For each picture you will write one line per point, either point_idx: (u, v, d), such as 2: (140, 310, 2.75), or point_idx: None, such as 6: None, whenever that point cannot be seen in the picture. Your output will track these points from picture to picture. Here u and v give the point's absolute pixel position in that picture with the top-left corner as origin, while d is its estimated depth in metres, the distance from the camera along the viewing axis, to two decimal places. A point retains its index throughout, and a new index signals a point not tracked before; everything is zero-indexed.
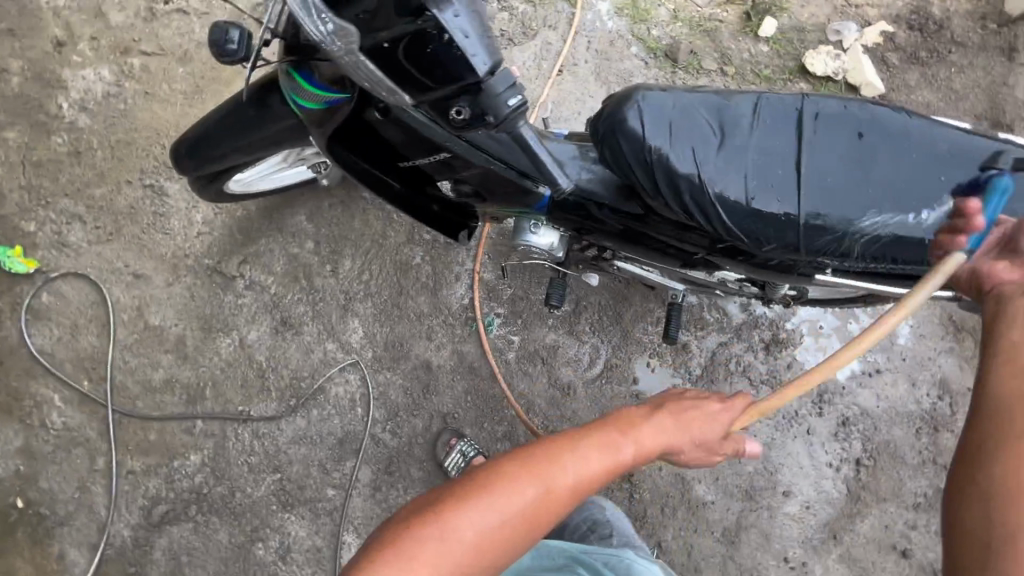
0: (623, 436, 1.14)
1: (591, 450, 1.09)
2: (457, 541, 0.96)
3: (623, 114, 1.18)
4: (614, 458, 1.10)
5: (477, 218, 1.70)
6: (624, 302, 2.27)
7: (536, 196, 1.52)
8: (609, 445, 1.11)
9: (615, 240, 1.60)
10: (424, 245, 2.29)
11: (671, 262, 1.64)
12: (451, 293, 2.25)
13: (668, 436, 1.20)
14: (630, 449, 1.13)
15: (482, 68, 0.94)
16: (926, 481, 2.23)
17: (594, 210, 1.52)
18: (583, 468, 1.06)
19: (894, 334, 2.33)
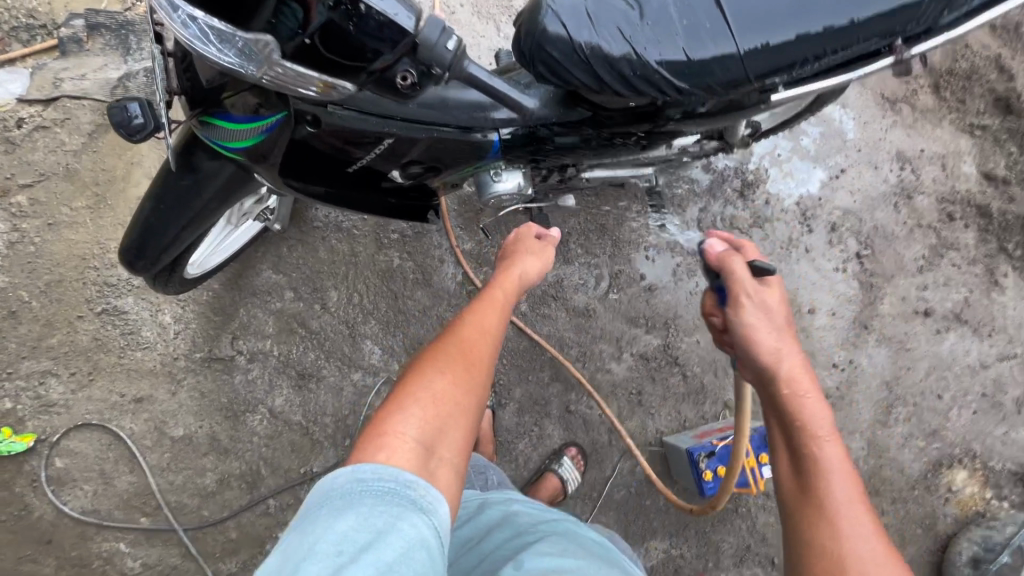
0: (491, 291, 1.51)
1: (478, 308, 1.44)
2: (417, 401, 1.21)
3: (541, 23, 1.17)
4: (495, 307, 1.46)
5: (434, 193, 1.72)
6: (601, 211, 2.32)
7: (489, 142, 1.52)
8: (486, 303, 1.47)
9: (576, 153, 1.62)
10: (397, 246, 2.29)
11: (632, 150, 1.67)
12: (444, 275, 2.28)
13: (521, 268, 1.60)
14: (498, 291, 1.52)
15: (409, 24, 0.87)
16: (919, 244, 2.41)
17: (546, 134, 1.54)
18: (480, 323, 1.40)
19: (840, 133, 2.46)
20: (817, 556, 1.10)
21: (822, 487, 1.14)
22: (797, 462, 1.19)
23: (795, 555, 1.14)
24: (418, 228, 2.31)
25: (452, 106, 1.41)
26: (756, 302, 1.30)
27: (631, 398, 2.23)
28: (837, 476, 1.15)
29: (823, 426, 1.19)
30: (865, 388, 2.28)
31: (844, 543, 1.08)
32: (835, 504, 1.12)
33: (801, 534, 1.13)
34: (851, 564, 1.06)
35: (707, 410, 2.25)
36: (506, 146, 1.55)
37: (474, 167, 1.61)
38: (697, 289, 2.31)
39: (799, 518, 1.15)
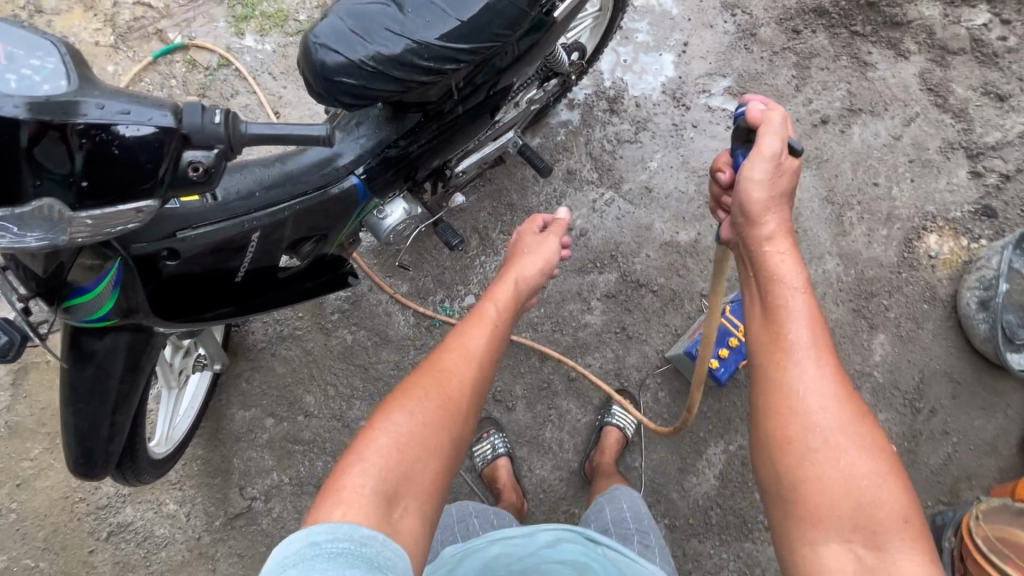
0: (482, 312, 1.61)
1: (467, 335, 1.52)
2: (378, 447, 1.22)
3: (319, 60, 1.20)
4: (479, 330, 1.55)
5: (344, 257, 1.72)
6: (501, 192, 2.36)
7: (352, 187, 1.53)
8: (475, 324, 1.57)
9: (435, 153, 1.64)
10: (344, 324, 2.29)
11: (482, 126, 1.70)
12: (398, 325, 2.28)
13: (517, 272, 1.77)
14: (489, 312, 1.62)
15: (168, 120, 0.96)
16: (785, 68, 2.49)
17: (397, 153, 1.56)
18: (461, 350, 1.48)
19: (665, 14, 2.56)
20: (786, 421, 1.21)
21: (791, 352, 1.26)
22: (768, 328, 1.31)
23: (762, 412, 1.26)
24: (352, 297, 2.31)
25: (299, 176, 1.46)
26: (772, 161, 1.37)
27: (620, 337, 2.23)
28: (804, 325, 1.28)
29: (796, 292, 1.33)
30: (811, 213, 2.33)
31: (803, 396, 1.22)
32: (799, 370, 1.24)
33: (770, 385, 1.26)
34: (808, 433, 1.19)
35: (690, 309, 2.26)
36: (370, 181, 1.55)
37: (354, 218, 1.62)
38: (622, 211, 2.36)
39: (767, 382, 1.26)
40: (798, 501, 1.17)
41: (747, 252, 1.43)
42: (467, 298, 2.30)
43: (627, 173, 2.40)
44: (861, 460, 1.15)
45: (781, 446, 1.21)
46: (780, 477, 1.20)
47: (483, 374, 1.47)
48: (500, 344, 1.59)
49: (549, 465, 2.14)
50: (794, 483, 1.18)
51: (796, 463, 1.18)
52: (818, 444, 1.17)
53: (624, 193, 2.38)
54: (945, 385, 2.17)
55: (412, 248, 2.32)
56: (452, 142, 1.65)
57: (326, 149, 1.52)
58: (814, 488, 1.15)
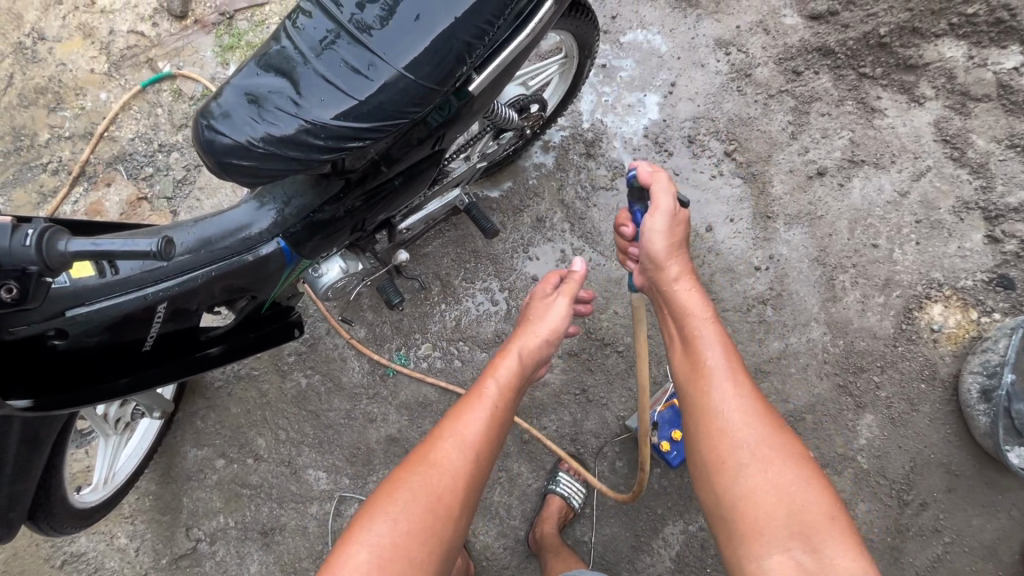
0: (480, 394, 1.62)
1: (459, 425, 1.54)
2: (358, 561, 1.30)
3: (212, 141, 1.17)
4: (474, 417, 1.56)
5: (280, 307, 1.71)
6: (466, 238, 2.28)
7: (274, 252, 1.47)
8: (470, 409, 1.58)
9: (367, 215, 1.57)
10: (299, 367, 2.25)
11: (421, 187, 1.62)
12: (352, 370, 2.23)
13: (521, 344, 1.75)
14: (487, 394, 1.62)
15: None
16: (781, 113, 2.29)
17: (326, 217, 1.50)
18: (454, 445, 1.50)
19: (652, 51, 2.40)
20: (717, 449, 1.33)
21: (710, 383, 1.42)
22: (693, 365, 1.47)
23: (696, 443, 1.39)
24: (309, 339, 2.27)
25: (214, 242, 1.42)
26: (666, 216, 1.53)
27: (578, 398, 2.10)
28: (714, 350, 1.46)
29: (709, 328, 1.50)
30: (799, 275, 2.13)
31: (725, 423, 1.35)
32: (720, 399, 1.38)
33: (701, 419, 1.40)
34: (735, 454, 1.30)
35: (657, 374, 2.11)
36: (296, 245, 1.50)
37: (284, 280, 1.58)
38: (592, 263, 2.23)
39: (697, 416, 1.41)
40: (741, 515, 1.24)
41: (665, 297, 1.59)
42: (424, 346, 2.23)
43: (599, 223, 2.27)
44: (785, 469, 1.26)
45: (718, 476, 1.31)
46: (725, 502, 1.28)
47: (479, 458, 1.51)
48: (498, 426, 1.59)
49: (495, 531, 2.04)
50: (734, 504, 1.26)
51: (734, 488, 1.27)
52: (746, 462, 1.28)
53: (596, 244, 2.25)
54: (939, 477, 1.94)
55: (372, 292, 2.27)
56: (386, 203, 1.57)
57: (244, 211, 1.48)
58: (751, 505, 1.24)
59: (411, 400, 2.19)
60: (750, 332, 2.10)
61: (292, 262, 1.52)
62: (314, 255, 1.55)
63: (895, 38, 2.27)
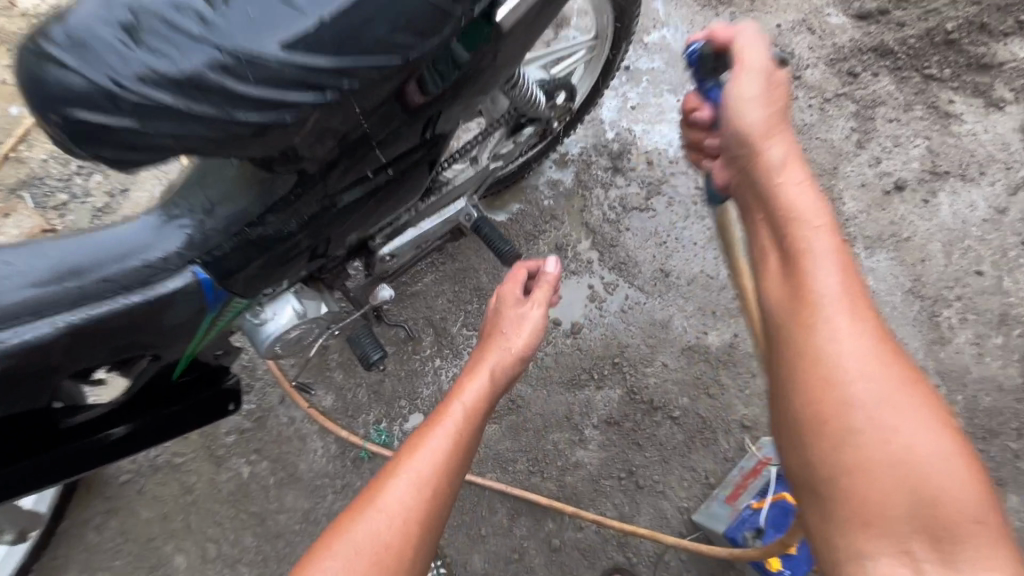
0: (429, 434, 0.95)
1: (391, 484, 0.88)
2: None
3: (50, 85, 0.68)
4: (417, 464, 0.90)
5: (213, 363, 1.23)
6: (466, 272, 1.79)
7: (192, 287, 0.99)
8: (413, 452, 0.93)
9: (335, 229, 1.09)
10: (242, 449, 1.66)
11: (414, 192, 1.15)
12: (314, 453, 1.64)
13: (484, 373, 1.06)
14: (438, 436, 0.95)
15: None
16: (841, 118, 1.92)
17: (273, 234, 1.02)
18: (379, 516, 0.84)
19: (682, 51, 2.04)
20: (826, 419, 0.79)
21: (821, 312, 0.82)
22: (779, 282, 0.88)
23: (791, 407, 0.82)
24: (257, 411, 1.69)
25: (91, 271, 0.93)
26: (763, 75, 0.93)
27: (623, 484, 1.56)
28: (828, 262, 0.85)
29: (820, 222, 0.87)
30: (891, 311, 1.69)
31: (842, 372, 0.79)
32: (835, 341, 0.81)
33: (803, 367, 0.82)
34: (853, 427, 0.77)
35: (726, 446, 1.58)
36: (224, 274, 1.01)
37: (207, 329, 1.08)
38: (629, 301, 1.75)
39: (796, 365, 0.83)
40: (851, 522, 0.76)
41: (738, 184, 0.97)
42: (413, 416, 1.67)
43: (635, 251, 1.80)
44: (926, 441, 0.75)
45: (827, 463, 0.78)
46: (828, 503, 0.78)
47: (428, 521, 0.87)
48: (454, 479, 0.92)
49: None
50: (843, 503, 0.76)
51: (841, 482, 0.77)
52: (871, 438, 0.76)
53: (632, 277, 1.77)
54: None
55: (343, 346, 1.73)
56: (363, 214, 1.10)
57: (142, 227, 0.99)
58: (869, 508, 0.75)
59: None
60: None
61: (221, 303, 1.04)
62: (255, 289, 1.07)
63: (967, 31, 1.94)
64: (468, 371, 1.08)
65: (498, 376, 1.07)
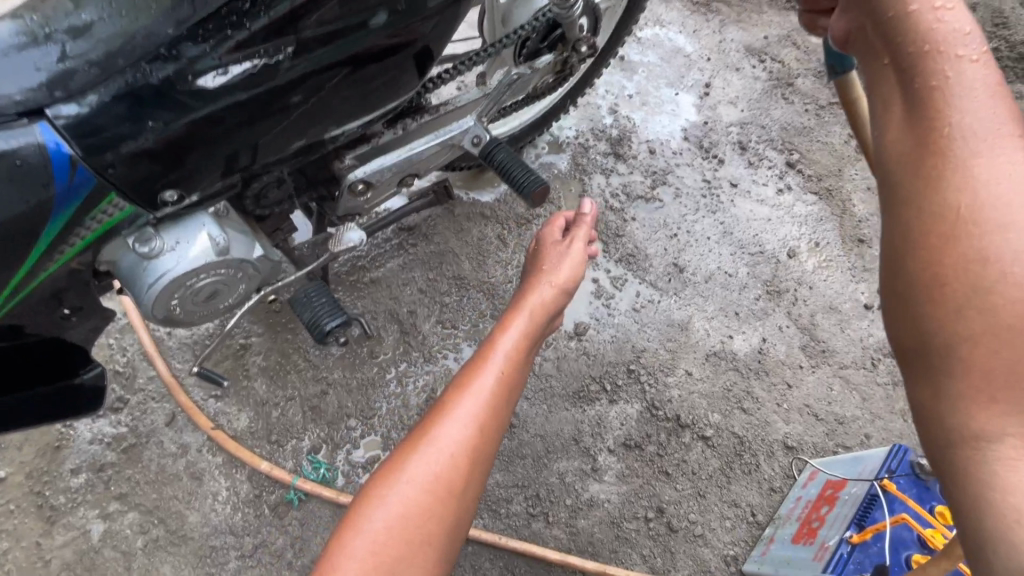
0: (471, 379, 0.75)
1: (428, 445, 0.68)
2: None
3: None
4: (458, 424, 0.70)
5: (63, 340, 0.84)
6: (442, 257, 1.41)
7: (28, 152, 0.63)
8: (455, 402, 0.72)
9: (296, 100, 0.75)
10: (96, 497, 1.10)
11: (411, 84, 0.86)
12: (212, 498, 1.11)
13: (526, 324, 0.83)
14: (482, 382, 0.74)
15: None
16: (837, 125, 1.85)
17: (193, 82, 0.68)
18: (415, 485, 0.65)
19: (675, 50, 1.94)
20: (938, 256, 0.46)
21: (950, 130, 0.48)
22: (888, 112, 0.52)
23: (894, 266, 0.49)
24: (129, 438, 1.15)
25: None
26: None
27: (652, 528, 1.18)
28: (978, 92, 0.48)
29: (973, 43, 0.49)
30: None
31: (992, 237, 0.44)
32: (969, 161, 0.47)
33: (924, 230, 0.47)
34: (977, 267, 0.44)
35: (771, 474, 1.27)
36: (85, 132, 0.65)
37: (46, 238, 0.68)
38: (642, 298, 1.46)
39: (902, 196, 0.50)
40: (964, 404, 0.44)
41: (857, 35, 0.56)
42: (366, 442, 1.20)
43: (643, 243, 1.54)
44: None
45: (936, 320, 0.45)
46: (938, 383, 0.45)
47: (464, 494, 0.68)
48: (492, 442, 0.72)
49: None
50: (955, 372, 0.44)
51: (944, 343, 0.45)
52: (1009, 281, 0.43)
53: (643, 272, 1.49)
54: None
55: (271, 347, 1.27)
56: (336, 84, 0.77)
57: None
58: (995, 377, 0.43)
59: None
60: (886, 399, 1.39)
61: (74, 193, 0.67)
62: (147, 175, 0.70)
63: (980, 24, 1.82)
64: (511, 304, 0.87)
65: (545, 310, 0.86)
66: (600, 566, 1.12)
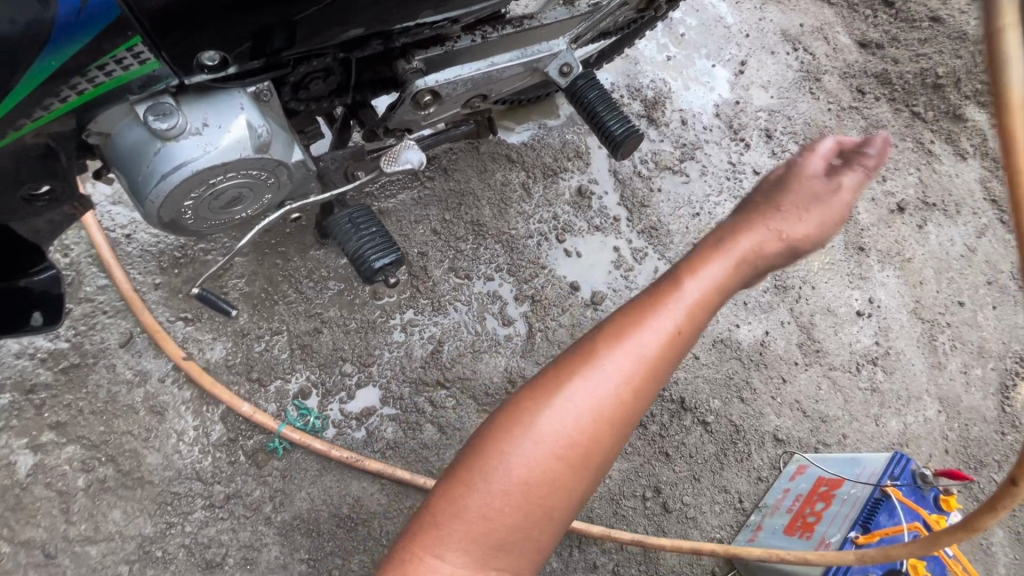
0: (640, 330, 0.57)
1: (564, 404, 0.54)
2: None
3: None
4: (607, 386, 0.54)
5: (15, 232, 0.69)
6: (461, 196, 1.26)
7: None
8: (608, 356, 0.56)
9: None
10: (25, 423, 0.90)
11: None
12: (176, 438, 0.94)
13: (722, 267, 0.62)
14: (646, 338, 0.56)
15: None
16: (853, 130, 1.84)
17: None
18: (547, 450, 0.52)
19: (714, 19, 1.83)
20: None
21: None
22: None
23: None
24: (70, 356, 0.94)
25: None
26: None
27: (648, 507, 1.18)
28: None
29: None
30: (902, 329, 1.58)
31: None
32: None
33: None
34: None
35: (761, 465, 1.28)
36: None
37: (32, 80, 0.53)
38: (659, 275, 1.41)
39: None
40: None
41: None
42: (361, 392, 1.06)
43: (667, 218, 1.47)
44: None
45: None
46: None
47: (597, 470, 0.55)
48: (640, 414, 0.57)
49: None
50: None
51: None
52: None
53: (663, 247, 1.44)
54: None
55: (256, 271, 1.08)
56: None
57: None
58: None
59: (317, 513, 0.95)
60: (863, 404, 1.45)
61: (87, 24, 0.52)
62: (172, 19, 0.54)
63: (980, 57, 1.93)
64: (705, 237, 0.65)
65: (756, 262, 0.63)
66: (603, 531, 1.09)
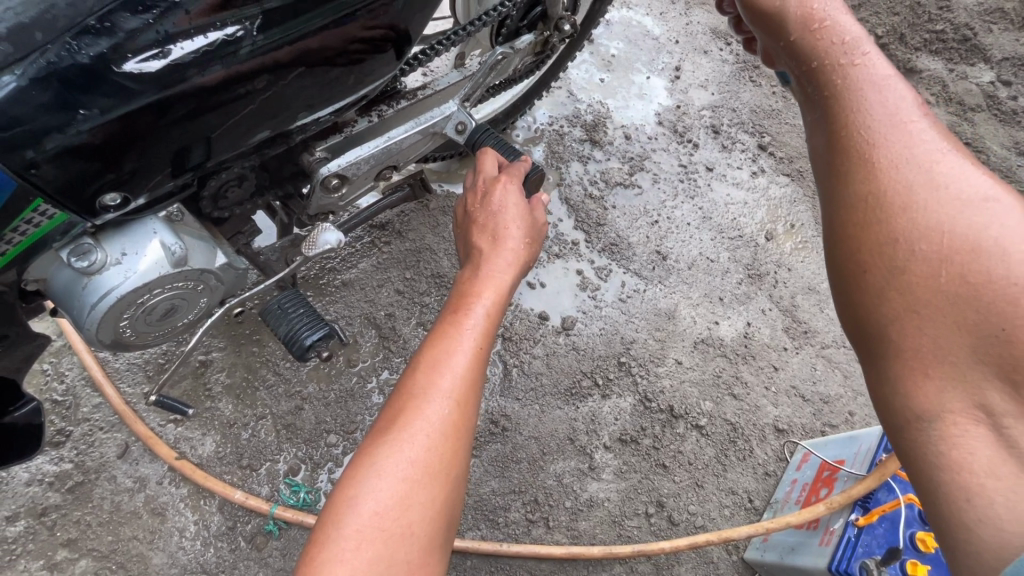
0: (439, 353, 0.70)
1: (403, 435, 0.64)
2: None
3: None
4: (434, 408, 0.66)
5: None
6: (417, 254, 1.32)
7: None
8: (428, 382, 0.68)
9: (239, 94, 0.68)
10: (40, 546, 0.97)
11: (387, 67, 0.80)
12: (178, 535, 0.99)
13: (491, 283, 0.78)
14: (455, 356, 0.70)
15: None
16: None
17: (135, 61, 0.61)
18: (395, 471, 0.62)
19: (642, 35, 1.89)
20: (859, 245, 0.56)
21: (866, 147, 0.58)
22: (824, 96, 0.62)
23: (844, 253, 0.58)
24: (75, 476, 1.01)
25: None
26: None
27: (653, 523, 1.17)
28: (892, 126, 0.58)
29: (876, 84, 0.60)
30: None
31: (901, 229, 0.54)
32: (888, 171, 0.57)
33: (855, 226, 0.57)
34: (888, 248, 0.55)
35: (765, 459, 1.26)
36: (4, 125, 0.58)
37: None
38: (627, 288, 1.43)
39: (840, 170, 0.59)
40: (901, 378, 0.53)
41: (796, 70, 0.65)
42: (348, 460, 1.10)
43: (625, 232, 1.50)
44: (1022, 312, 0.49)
45: (887, 297, 0.54)
46: (877, 364, 0.55)
47: (447, 485, 0.64)
48: (468, 426, 0.68)
49: None
50: (887, 352, 0.54)
51: (889, 314, 0.54)
52: (917, 256, 0.53)
53: (627, 261, 1.46)
54: None
55: (234, 362, 1.15)
56: (293, 82, 0.71)
57: None
58: (924, 353, 0.52)
59: None
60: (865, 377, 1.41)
61: None
62: (69, 179, 0.62)
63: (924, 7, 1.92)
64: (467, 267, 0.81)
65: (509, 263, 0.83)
66: (605, 550, 1.08)
